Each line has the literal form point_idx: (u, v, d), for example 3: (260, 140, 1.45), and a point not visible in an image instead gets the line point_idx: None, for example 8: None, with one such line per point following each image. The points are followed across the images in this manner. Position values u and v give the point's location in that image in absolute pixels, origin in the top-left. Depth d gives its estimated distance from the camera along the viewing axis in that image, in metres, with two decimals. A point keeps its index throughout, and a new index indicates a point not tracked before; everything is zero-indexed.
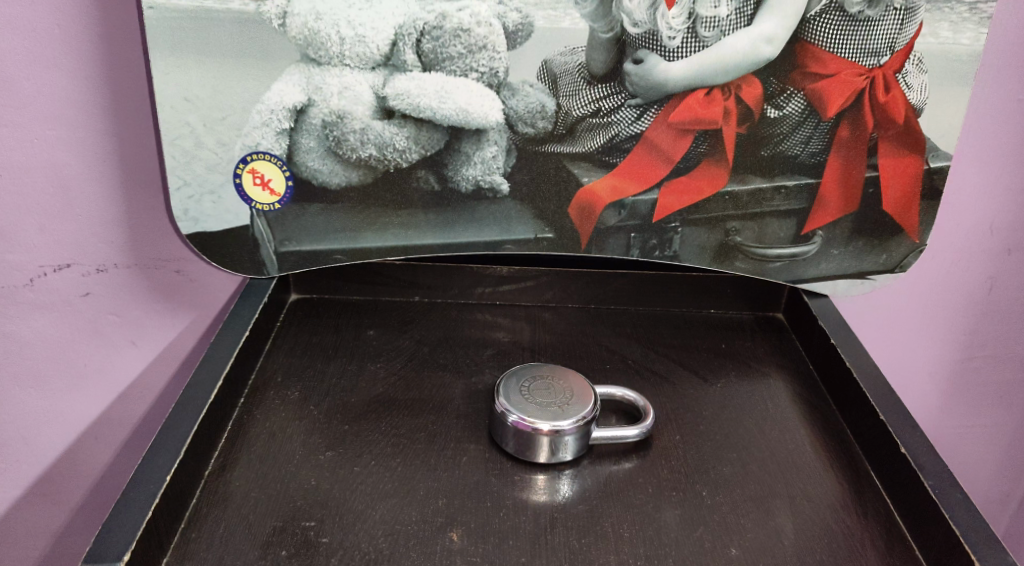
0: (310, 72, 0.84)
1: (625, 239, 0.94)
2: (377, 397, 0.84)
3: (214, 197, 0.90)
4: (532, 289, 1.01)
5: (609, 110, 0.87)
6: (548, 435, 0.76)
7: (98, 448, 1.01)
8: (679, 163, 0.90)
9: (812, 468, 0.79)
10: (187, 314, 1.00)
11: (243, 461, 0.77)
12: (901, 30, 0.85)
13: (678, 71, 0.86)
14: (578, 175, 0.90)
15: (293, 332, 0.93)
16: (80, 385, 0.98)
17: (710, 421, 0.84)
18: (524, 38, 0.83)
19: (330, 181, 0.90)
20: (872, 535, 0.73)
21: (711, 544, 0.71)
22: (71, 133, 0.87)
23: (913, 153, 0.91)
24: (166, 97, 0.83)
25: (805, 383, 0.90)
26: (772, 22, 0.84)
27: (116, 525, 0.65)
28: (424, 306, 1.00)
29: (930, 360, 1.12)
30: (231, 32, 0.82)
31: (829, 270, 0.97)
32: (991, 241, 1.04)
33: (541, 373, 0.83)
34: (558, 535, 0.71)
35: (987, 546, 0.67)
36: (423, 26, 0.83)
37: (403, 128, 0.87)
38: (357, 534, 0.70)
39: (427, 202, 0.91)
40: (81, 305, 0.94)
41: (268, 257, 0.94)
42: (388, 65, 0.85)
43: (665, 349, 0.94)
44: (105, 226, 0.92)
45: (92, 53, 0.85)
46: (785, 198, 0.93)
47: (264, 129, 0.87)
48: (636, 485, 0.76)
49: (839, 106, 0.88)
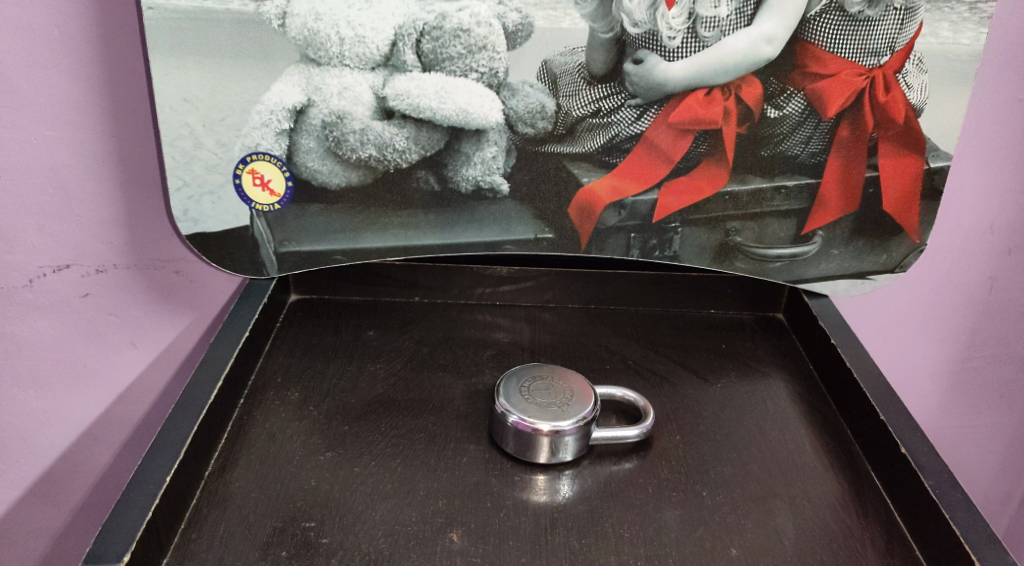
0: (310, 72, 0.84)
1: (625, 239, 0.94)
2: (377, 398, 0.84)
3: (213, 198, 0.89)
4: (532, 289, 1.01)
5: (609, 110, 0.87)
6: (548, 435, 0.76)
7: (98, 449, 1.01)
8: (679, 163, 0.90)
9: (813, 468, 0.79)
10: (187, 315, 1.00)
11: (243, 462, 0.76)
12: (901, 30, 0.85)
13: (678, 71, 0.86)
14: (578, 175, 0.90)
15: (293, 332, 0.93)
16: (80, 386, 0.98)
17: (710, 421, 0.84)
18: (524, 38, 0.83)
19: (330, 181, 0.89)
20: (873, 535, 0.73)
21: (711, 545, 0.71)
22: (71, 133, 0.87)
23: (913, 153, 0.91)
24: (166, 98, 0.83)
25: (805, 383, 0.90)
26: (772, 22, 0.84)
27: (115, 526, 0.65)
28: (424, 307, 1.00)
29: (931, 360, 1.12)
30: (231, 33, 0.81)
31: (829, 271, 0.97)
32: (991, 241, 1.04)
33: (541, 373, 0.83)
34: (558, 535, 0.71)
35: (988, 546, 0.67)
36: (423, 27, 0.83)
37: (402, 129, 0.87)
38: (357, 534, 0.70)
39: (427, 202, 0.91)
40: (81, 306, 0.94)
41: (267, 258, 0.94)
42: (388, 66, 0.85)
43: (665, 349, 0.94)
44: (105, 226, 0.92)
45: (91, 54, 0.85)
46: (786, 198, 0.93)
47: (264, 130, 0.87)
48: (636, 485, 0.76)
49: (839, 106, 0.88)
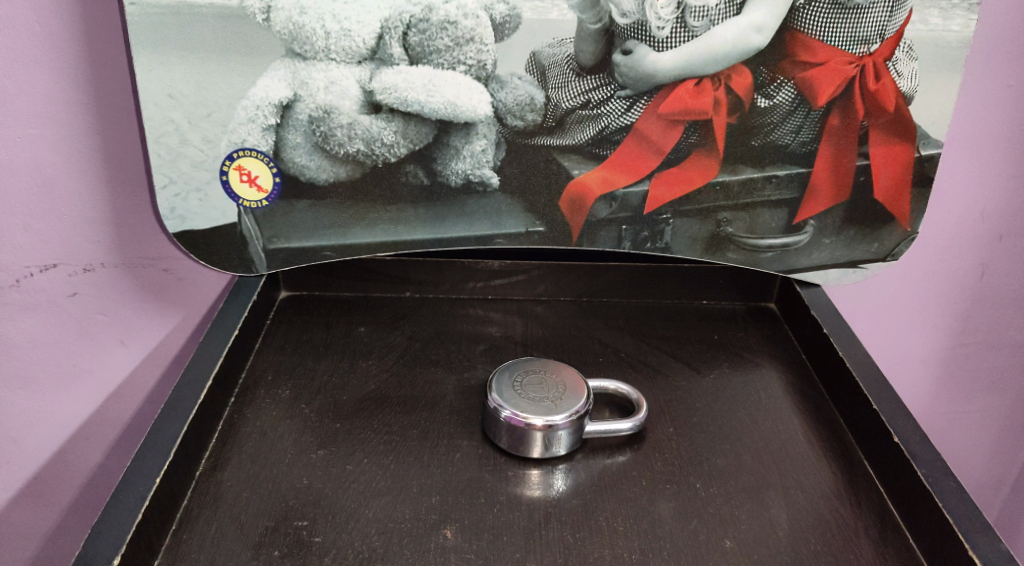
0: (295, 66, 0.83)
1: (616, 231, 0.94)
2: (369, 394, 0.84)
3: (200, 195, 0.89)
4: (524, 282, 1.00)
5: (598, 102, 0.87)
6: (541, 430, 0.76)
7: (89, 449, 1.00)
8: (669, 154, 0.90)
9: (807, 459, 0.79)
10: (176, 313, 0.99)
11: (233, 461, 0.76)
12: (890, 18, 0.84)
13: (667, 61, 0.85)
14: (568, 168, 0.90)
15: (283, 329, 0.93)
16: (70, 386, 0.97)
17: (704, 413, 0.84)
18: (511, 29, 0.83)
19: (319, 177, 0.89)
20: (866, 524, 0.73)
21: (705, 537, 0.71)
22: (55, 131, 0.86)
23: (904, 141, 0.90)
24: (150, 95, 0.82)
25: (798, 373, 0.90)
26: (762, 11, 0.83)
27: (105, 528, 0.65)
28: (415, 302, 0.99)
29: (923, 347, 1.13)
30: (214, 28, 0.81)
31: (821, 260, 0.97)
32: (982, 227, 1.04)
33: (534, 368, 0.82)
34: (553, 531, 0.71)
35: (981, 534, 0.67)
36: (409, 19, 0.82)
37: (390, 123, 0.86)
38: (350, 533, 0.70)
39: (417, 197, 0.91)
40: (69, 305, 0.93)
41: (256, 255, 0.93)
42: (374, 59, 0.84)
43: (657, 341, 0.94)
44: (91, 225, 0.91)
45: (74, 50, 0.84)
46: (776, 187, 0.92)
47: (250, 126, 0.86)
48: (630, 478, 0.76)
49: (829, 95, 0.88)
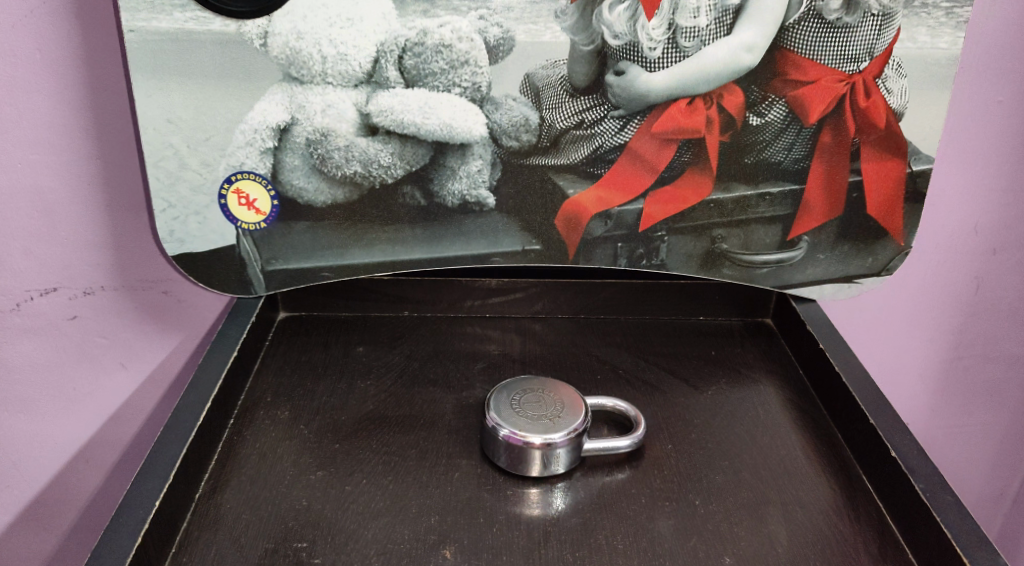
0: (292, 90, 0.84)
1: (612, 249, 0.95)
2: (368, 414, 0.84)
3: (199, 218, 0.89)
4: (521, 301, 1.01)
5: (592, 122, 0.88)
6: (539, 448, 0.76)
7: (89, 473, 1.00)
8: (663, 172, 0.91)
9: (805, 475, 0.79)
10: (175, 334, 0.99)
11: (233, 483, 0.76)
12: (879, 36, 0.85)
13: (659, 81, 0.86)
14: (564, 187, 0.91)
15: (282, 350, 0.93)
16: (71, 409, 0.97)
17: (701, 429, 0.84)
18: (506, 52, 0.84)
19: (316, 199, 0.90)
20: (865, 539, 0.73)
21: (705, 554, 0.71)
22: (55, 157, 0.87)
23: (895, 157, 0.91)
24: (150, 120, 0.83)
25: (796, 389, 0.90)
26: (751, 31, 0.84)
27: (104, 551, 0.65)
28: (413, 321, 1.00)
29: (919, 362, 1.13)
30: (213, 54, 0.82)
31: (816, 276, 0.97)
32: (976, 241, 1.05)
33: (532, 386, 0.83)
34: (552, 549, 0.71)
35: (980, 549, 0.67)
36: (404, 43, 0.84)
37: (387, 145, 0.88)
38: (349, 554, 0.70)
39: (414, 217, 0.91)
40: (69, 328, 0.94)
41: (255, 277, 0.93)
42: (371, 82, 0.85)
43: (655, 358, 0.94)
44: (91, 248, 0.92)
45: (74, 76, 0.85)
46: (770, 204, 0.93)
47: (248, 149, 0.86)
48: (629, 496, 0.76)
49: (820, 112, 0.88)
